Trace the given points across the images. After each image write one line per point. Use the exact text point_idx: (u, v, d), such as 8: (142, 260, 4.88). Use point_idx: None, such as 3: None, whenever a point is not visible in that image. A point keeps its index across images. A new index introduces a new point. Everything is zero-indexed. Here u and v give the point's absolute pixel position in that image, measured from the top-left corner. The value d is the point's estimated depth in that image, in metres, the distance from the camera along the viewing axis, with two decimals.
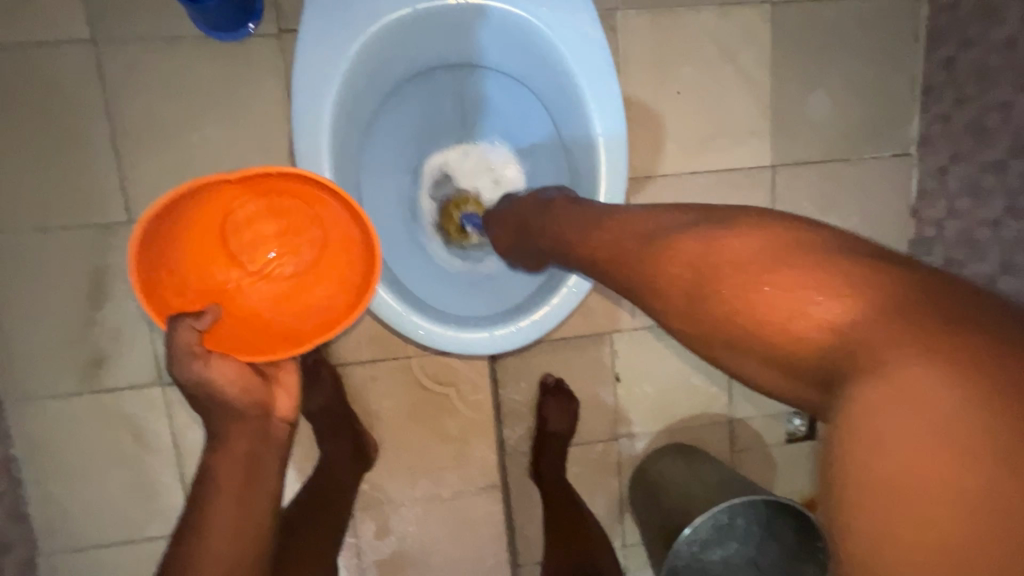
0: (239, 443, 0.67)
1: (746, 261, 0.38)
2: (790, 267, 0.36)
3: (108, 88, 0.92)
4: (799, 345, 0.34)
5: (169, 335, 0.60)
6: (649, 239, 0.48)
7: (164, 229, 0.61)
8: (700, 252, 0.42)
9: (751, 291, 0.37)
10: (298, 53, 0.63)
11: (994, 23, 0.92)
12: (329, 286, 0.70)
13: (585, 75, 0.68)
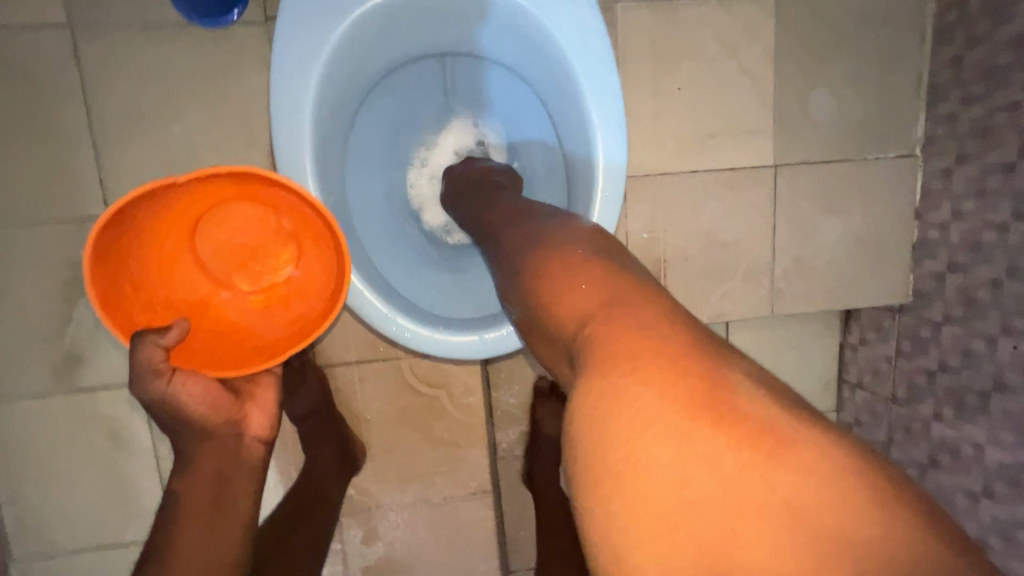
0: (208, 463, 0.62)
1: (609, 321, 0.32)
2: (649, 330, 0.31)
3: (85, 76, 0.88)
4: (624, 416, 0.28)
5: (131, 353, 0.57)
6: (540, 259, 0.42)
7: (126, 240, 0.58)
8: (572, 295, 0.36)
9: (595, 346, 0.32)
10: (278, 40, 0.60)
11: (1003, 20, 0.89)
12: (306, 292, 0.68)
13: (581, 68, 0.64)
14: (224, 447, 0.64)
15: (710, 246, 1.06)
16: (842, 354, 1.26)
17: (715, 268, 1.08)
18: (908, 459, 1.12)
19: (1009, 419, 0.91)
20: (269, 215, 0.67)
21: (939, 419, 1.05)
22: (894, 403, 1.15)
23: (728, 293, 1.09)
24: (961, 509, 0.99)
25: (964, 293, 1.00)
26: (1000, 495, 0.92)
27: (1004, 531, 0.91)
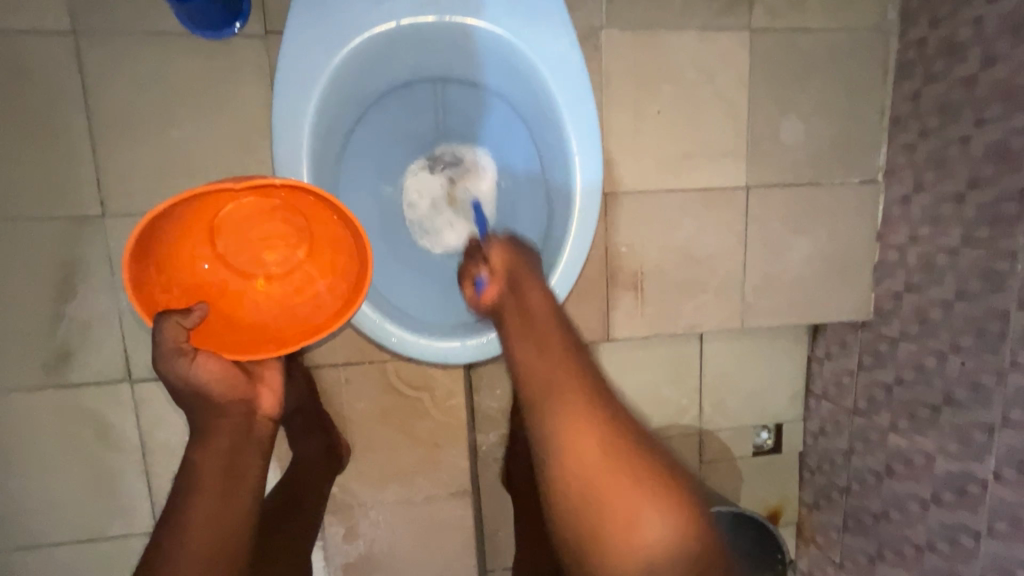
0: (220, 442, 0.64)
1: (599, 458, 0.56)
2: (624, 458, 0.57)
3: (87, 81, 0.91)
4: (623, 521, 0.54)
5: (155, 333, 0.60)
6: (564, 388, 0.60)
7: (151, 231, 0.60)
8: (569, 431, 0.58)
9: (588, 465, 0.56)
10: (281, 66, 0.64)
11: (957, 61, 0.97)
12: (317, 292, 0.70)
13: (562, 98, 0.69)
14: (239, 424, 0.66)
15: (684, 262, 1.12)
16: (809, 367, 1.32)
17: (689, 282, 1.13)
18: (866, 466, 1.19)
19: (956, 431, 0.99)
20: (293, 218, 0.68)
21: (894, 430, 1.12)
22: (854, 414, 1.22)
23: (701, 307, 1.14)
24: (912, 513, 1.08)
25: (919, 311, 1.07)
26: (946, 501, 1.01)
27: (950, 535, 1.00)
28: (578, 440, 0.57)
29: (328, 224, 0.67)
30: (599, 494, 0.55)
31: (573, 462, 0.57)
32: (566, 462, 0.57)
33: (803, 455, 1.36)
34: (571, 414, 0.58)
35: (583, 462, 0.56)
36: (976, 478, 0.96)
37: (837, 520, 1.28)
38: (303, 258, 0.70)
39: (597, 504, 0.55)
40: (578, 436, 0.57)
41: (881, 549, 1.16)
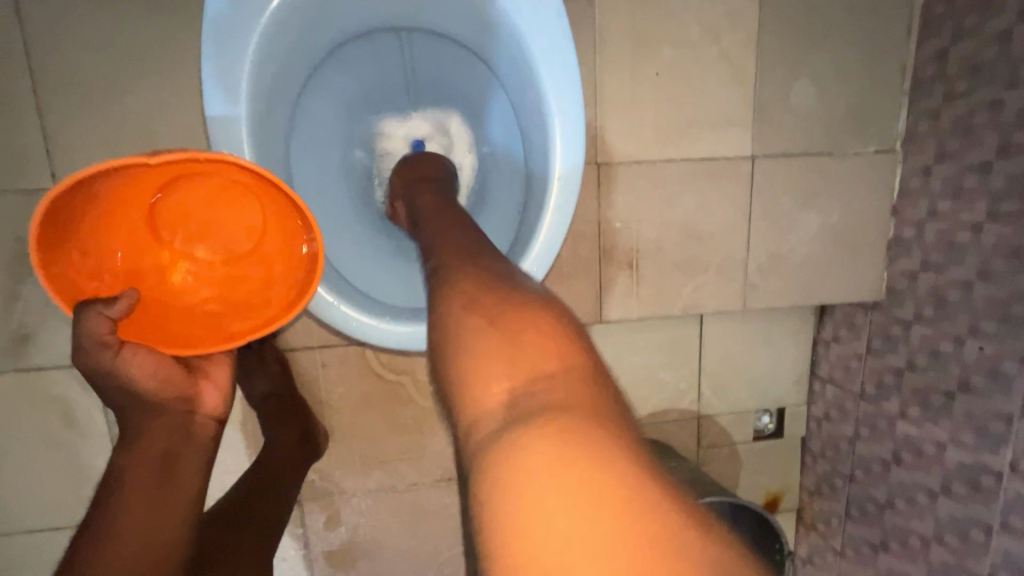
0: (155, 443, 0.61)
1: (493, 304, 0.40)
2: (531, 313, 0.39)
3: (29, 40, 0.83)
4: (502, 382, 0.35)
5: (75, 324, 0.54)
6: (467, 261, 0.47)
7: (75, 207, 0.53)
8: (467, 290, 0.43)
9: (476, 316, 0.40)
10: (211, 11, 0.56)
11: (990, 15, 0.87)
12: (268, 279, 0.64)
13: (538, 49, 0.61)
14: (175, 424, 0.63)
15: (682, 238, 1.05)
16: (815, 350, 1.25)
17: (688, 261, 1.06)
18: (872, 454, 1.13)
19: (971, 421, 0.93)
20: (242, 198, 0.61)
21: (904, 418, 1.06)
22: (861, 400, 1.15)
23: (700, 287, 1.07)
24: (920, 505, 1.03)
25: (936, 292, 1.00)
26: (956, 493, 0.96)
27: (960, 528, 0.95)
28: (474, 296, 0.42)
29: (279, 205, 0.61)
30: (481, 346, 0.38)
31: (456, 317, 0.41)
32: (449, 320, 0.41)
33: (806, 440, 1.31)
34: (472, 277, 0.45)
35: (471, 311, 0.40)
36: (990, 471, 0.90)
37: (839, 508, 1.23)
38: (255, 241, 0.64)
39: (475, 359, 0.37)
40: (474, 291, 0.42)
41: (885, 538, 1.12)
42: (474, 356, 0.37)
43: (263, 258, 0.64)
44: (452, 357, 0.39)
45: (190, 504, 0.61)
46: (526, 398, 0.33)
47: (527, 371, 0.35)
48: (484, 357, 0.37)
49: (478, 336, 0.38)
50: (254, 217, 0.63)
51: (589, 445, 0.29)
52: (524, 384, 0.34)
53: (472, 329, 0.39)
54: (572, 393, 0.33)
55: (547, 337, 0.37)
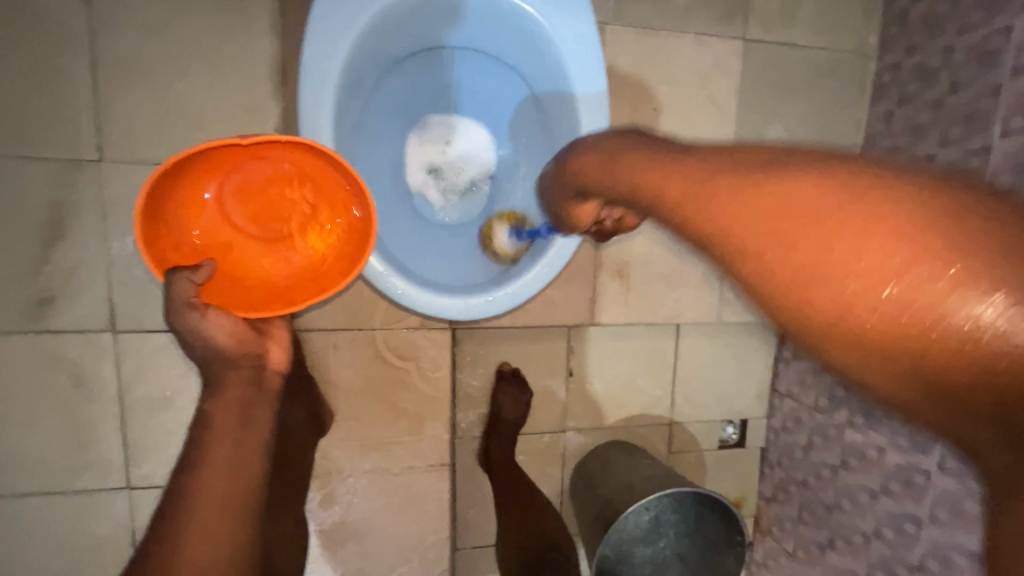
0: (230, 391, 0.64)
1: (851, 263, 0.30)
2: (920, 247, 0.28)
3: (94, 24, 0.90)
4: (947, 361, 0.28)
5: (165, 288, 0.59)
6: (713, 190, 0.39)
7: (168, 185, 0.61)
8: (778, 252, 0.34)
9: (795, 263, 0.33)
10: (312, 15, 0.66)
11: (927, 86, 1.06)
12: (322, 253, 0.71)
13: (577, 75, 0.73)
14: (249, 375, 0.66)
15: (670, 254, 1.23)
16: (775, 366, 1.39)
17: (672, 276, 1.25)
18: (821, 460, 1.27)
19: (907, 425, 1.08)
20: (297, 181, 0.69)
21: (851, 426, 1.20)
22: (815, 411, 1.29)
23: (680, 298, 1.27)
24: (862, 504, 1.17)
25: None
26: (894, 492, 1.11)
27: (896, 523, 1.11)
28: (804, 247, 0.32)
29: (331, 185, 0.69)
30: (870, 323, 0.30)
31: (797, 300, 0.33)
32: (789, 300, 0.33)
33: (764, 450, 1.43)
34: (762, 217, 0.35)
35: (824, 278, 0.31)
36: (920, 470, 1.07)
37: (791, 512, 1.35)
38: (306, 221, 0.71)
39: (881, 342, 0.30)
40: (802, 239, 0.33)
41: (832, 538, 1.24)
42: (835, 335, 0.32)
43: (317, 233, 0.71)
44: (836, 339, 0.32)
45: (263, 450, 0.63)
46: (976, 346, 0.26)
47: (938, 312, 0.27)
48: (885, 333, 0.30)
49: (856, 310, 0.30)
50: (307, 199, 0.70)
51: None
52: (956, 347, 0.27)
53: (826, 300, 0.32)
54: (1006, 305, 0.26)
55: (981, 275, 0.27)
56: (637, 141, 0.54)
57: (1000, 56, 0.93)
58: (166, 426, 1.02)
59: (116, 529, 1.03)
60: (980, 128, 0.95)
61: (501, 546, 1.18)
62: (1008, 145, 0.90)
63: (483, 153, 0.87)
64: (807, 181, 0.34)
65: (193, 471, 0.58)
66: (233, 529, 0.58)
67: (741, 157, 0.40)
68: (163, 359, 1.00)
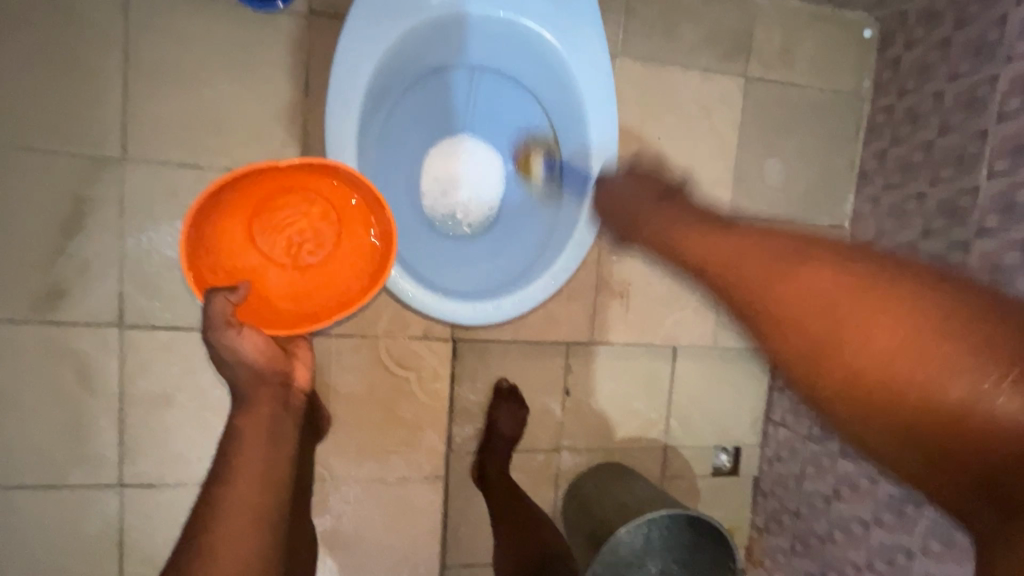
0: (263, 407, 0.65)
1: (865, 345, 0.40)
2: (939, 350, 0.37)
3: (130, 30, 0.95)
4: (940, 418, 0.37)
5: (205, 306, 0.62)
6: (796, 279, 0.46)
7: (206, 213, 0.65)
8: (857, 351, 0.40)
9: (810, 341, 0.43)
10: (345, 31, 0.70)
11: (919, 128, 1.11)
12: (350, 276, 0.73)
13: (589, 97, 0.77)
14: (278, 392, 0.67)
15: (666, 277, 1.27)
16: (769, 395, 1.40)
17: (670, 298, 1.29)
18: (815, 490, 1.27)
19: None
20: (325, 208, 0.73)
21: (844, 456, 1.21)
22: (808, 440, 1.30)
23: (677, 322, 1.30)
24: (855, 535, 1.18)
25: None
26: (886, 522, 1.12)
27: (886, 554, 1.12)
28: (846, 327, 0.41)
29: (357, 209, 0.73)
30: (893, 391, 0.39)
31: (847, 372, 0.41)
32: (829, 372, 0.42)
33: (758, 480, 1.42)
34: (815, 313, 0.43)
35: (837, 355, 0.41)
36: (913, 501, 1.07)
37: (784, 543, 1.35)
38: (333, 246, 0.74)
39: (893, 399, 0.39)
40: (844, 330, 0.41)
41: (824, 569, 1.25)
42: (838, 405, 0.42)
43: (342, 256, 0.74)
44: (869, 411, 0.40)
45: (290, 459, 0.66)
46: (985, 398, 0.36)
47: (977, 407, 0.36)
48: (901, 400, 0.39)
49: (862, 382, 0.40)
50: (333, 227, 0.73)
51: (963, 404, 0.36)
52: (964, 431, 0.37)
53: (863, 373, 0.40)
54: (986, 376, 0.36)
55: (990, 366, 0.36)
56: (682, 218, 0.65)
57: (987, 103, 0.98)
58: (165, 424, 1.03)
59: (105, 527, 1.01)
60: (969, 169, 1.00)
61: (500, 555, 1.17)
62: (995, 186, 0.96)
63: (491, 170, 0.89)
64: (845, 278, 0.43)
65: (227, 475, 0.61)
66: (259, 542, 0.59)
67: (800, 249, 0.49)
68: (166, 356, 1.01)
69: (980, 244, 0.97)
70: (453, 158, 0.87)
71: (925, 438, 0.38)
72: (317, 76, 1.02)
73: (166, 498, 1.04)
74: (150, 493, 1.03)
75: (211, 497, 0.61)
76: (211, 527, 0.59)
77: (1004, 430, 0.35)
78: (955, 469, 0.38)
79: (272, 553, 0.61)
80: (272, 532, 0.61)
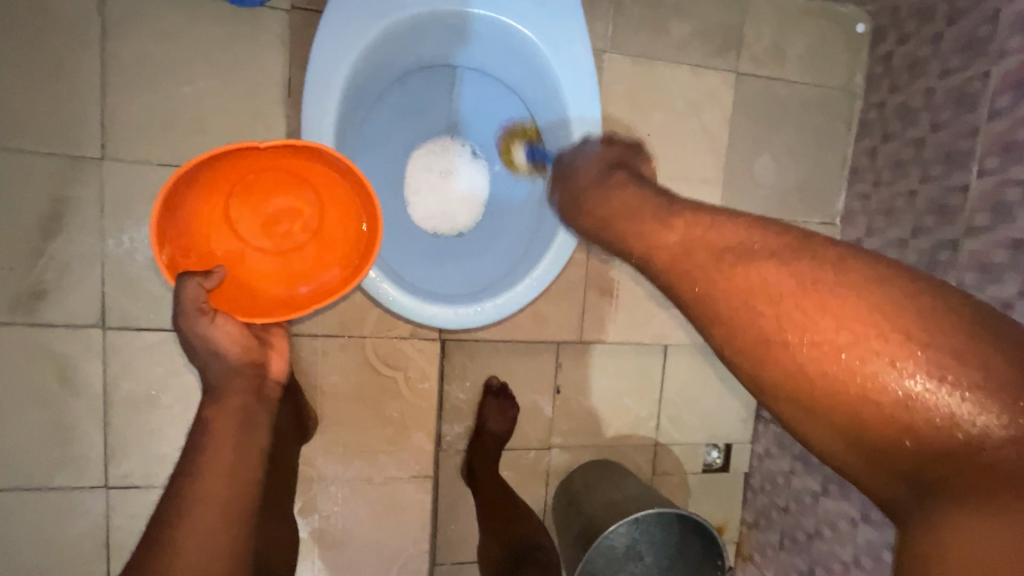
0: (234, 399, 0.64)
1: (817, 339, 0.37)
2: (876, 341, 0.35)
3: (107, 27, 0.93)
4: (879, 419, 0.34)
5: (176, 292, 0.62)
6: (742, 264, 0.44)
7: (179, 193, 0.63)
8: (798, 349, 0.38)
9: (763, 339, 0.40)
10: (323, 29, 0.69)
11: (911, 124, 1.10)
12: (330, 260, 0.72)
13: (572, 97, 0.76)
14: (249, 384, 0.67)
15: None
16: None
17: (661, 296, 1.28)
18: (804, 487, 1.28)
19: None
20: (304, 189, 0.72)
21: None
22: None
23: (668, 321, 1.30)
24: (842, 531, 1.18)
25: None
26: (872, 519, 1.12)
27: (873, 551, 1.12)
28: (790, 319, 0.39)
29: (336, 194, 0.71)
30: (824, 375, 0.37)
31: (790, 364, 0.38)
32: (777, 372, 0.39)
33: (748, 476, 1.43)
34: (760, 303, 0.41)
35: (791, 348, 0.38)
36: None
37: (773, 538, 1.36)
38: (313, 230, 0.73)
39: (830, 397, 0.36)
40: (786, 321, 0.39)
41: (812, 566, 1.25)
42: (784, 398, 0.39)
43: (321, 244, 0.73)
44: (801, 401, 0.38)
45: (261, 457, 0.63)
46: (914, 389, 0.33)
47: (916, 406, 0.33)
48: (841, 396, 0.36)
49: (796, 369, 0.38)
50: (312, 213, 0.72)
51: (895, 402, 0.34)
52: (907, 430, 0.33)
53: (806, 368, 0.37)
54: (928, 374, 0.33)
55: (924, 359, 0.33)
56: (639, 198, 0.62)
57: (978, 100, 0.97)
58: (150, 426, 1.02)
59: (91, 528, 1.01)
60: (959, 167, 0.99)
61: (484, 548, 1.17)
62: (984, 184, 0.95)
63: (470, 167, 0.89)
64: (788, 275, 0.41)
65: (191, 476, 0.57)
66: (231, 537, 0.55)
67: (762, 236, 0.45)
68: (151, 357, 1.00)
69: (969, 244, 0.96)
70: (434, 159, 0.88)
71: (861, 443, 0.36)
72: (301, 73, 1.00)
73: (153, 499, 1.03)
74: (136, 494, 1.03)
75: (177, 491, 0.56)
76: (179, 519, 0.54)
77: (928, 428, 0.33)
78: (882, 466, 0.35)
79: (244, 551, 0.56)
80: (244, 530, 0.57)
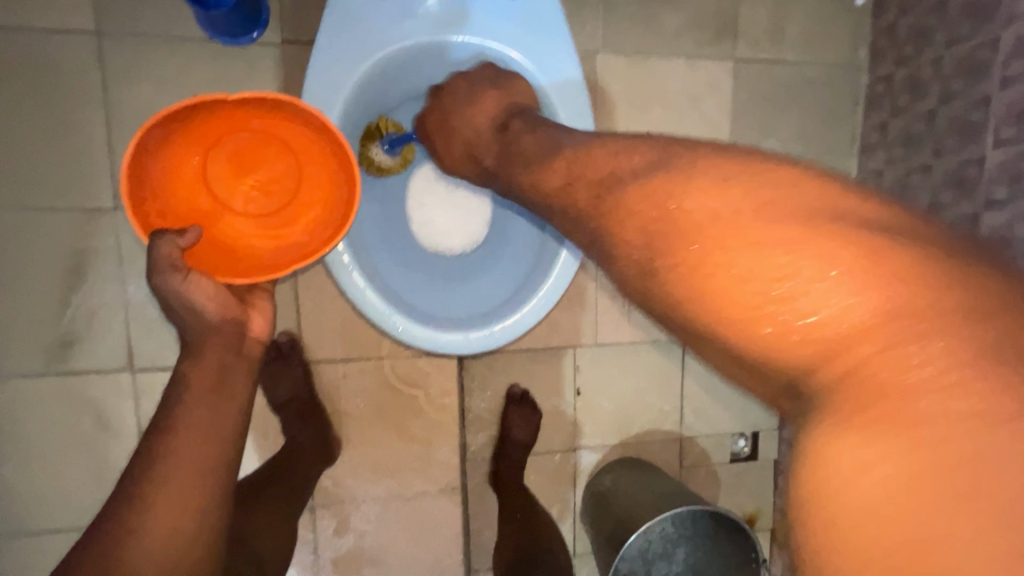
0: (211, 354, 0.59)
1: None
2: None
3: (107, 80, 0.95)
4: None
5: (150, 249, 0.57)
6: None
7: (154, 150, 0.62)
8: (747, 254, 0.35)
9: None
10: (311, 71, 0.70)
11: (919, 97, 1.07)
12: (308, 228, 0.71)
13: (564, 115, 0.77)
14: (251, 371, 0.62)
15: None
16: None
17: None
18: None
19: None
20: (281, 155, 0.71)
21: None
22: None
23: None
24: None
25: None
26: None
27: None
28: None
29: (316, 157, 0.71)
30: None
31: None
32: None
33: (777, 462, 1.42)
34: None
35: None
36: None
37: None
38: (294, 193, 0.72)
39: None
40: None
41: None
42: None
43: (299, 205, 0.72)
44: None
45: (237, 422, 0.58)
46: None
47: None
48: None
49: None
50: (292, 177, 0.72)
51: None
52: None
53: None
54: None
55: None
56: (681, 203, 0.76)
57: (989, 68, 0.93)
58: None
59: None
60: (974, 138, 0.96)
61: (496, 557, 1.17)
62: (1003, 155, 0.91)
63: None
64: None
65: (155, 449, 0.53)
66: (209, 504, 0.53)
67: None
68: None
69: (988, 218, 0.93)
70: (441, 171, 0.88)
71: None
72: None
73: None
74: None
75: (149, 463, 0.53)
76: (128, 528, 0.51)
77: None
78: None
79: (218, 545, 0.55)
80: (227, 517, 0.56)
